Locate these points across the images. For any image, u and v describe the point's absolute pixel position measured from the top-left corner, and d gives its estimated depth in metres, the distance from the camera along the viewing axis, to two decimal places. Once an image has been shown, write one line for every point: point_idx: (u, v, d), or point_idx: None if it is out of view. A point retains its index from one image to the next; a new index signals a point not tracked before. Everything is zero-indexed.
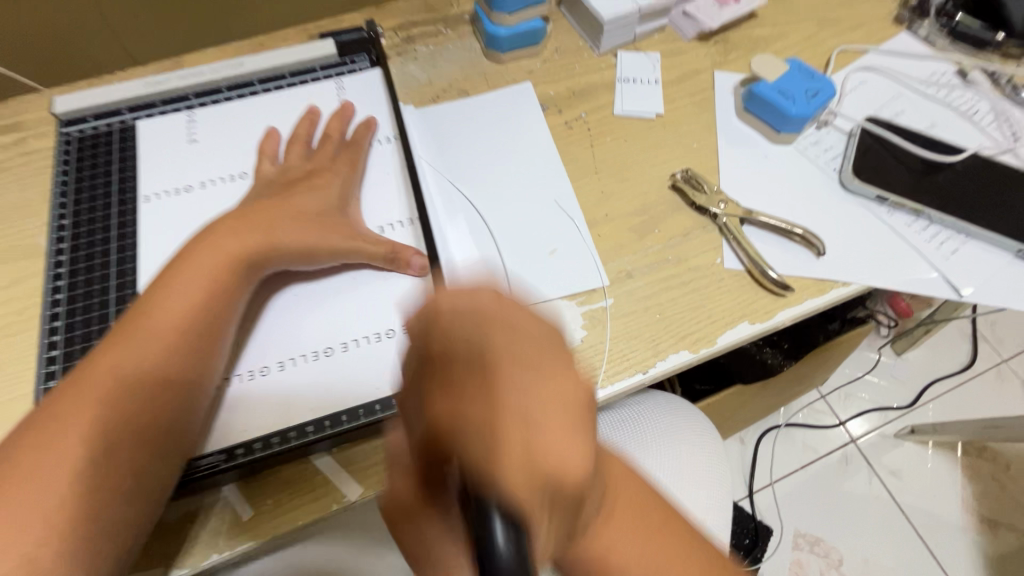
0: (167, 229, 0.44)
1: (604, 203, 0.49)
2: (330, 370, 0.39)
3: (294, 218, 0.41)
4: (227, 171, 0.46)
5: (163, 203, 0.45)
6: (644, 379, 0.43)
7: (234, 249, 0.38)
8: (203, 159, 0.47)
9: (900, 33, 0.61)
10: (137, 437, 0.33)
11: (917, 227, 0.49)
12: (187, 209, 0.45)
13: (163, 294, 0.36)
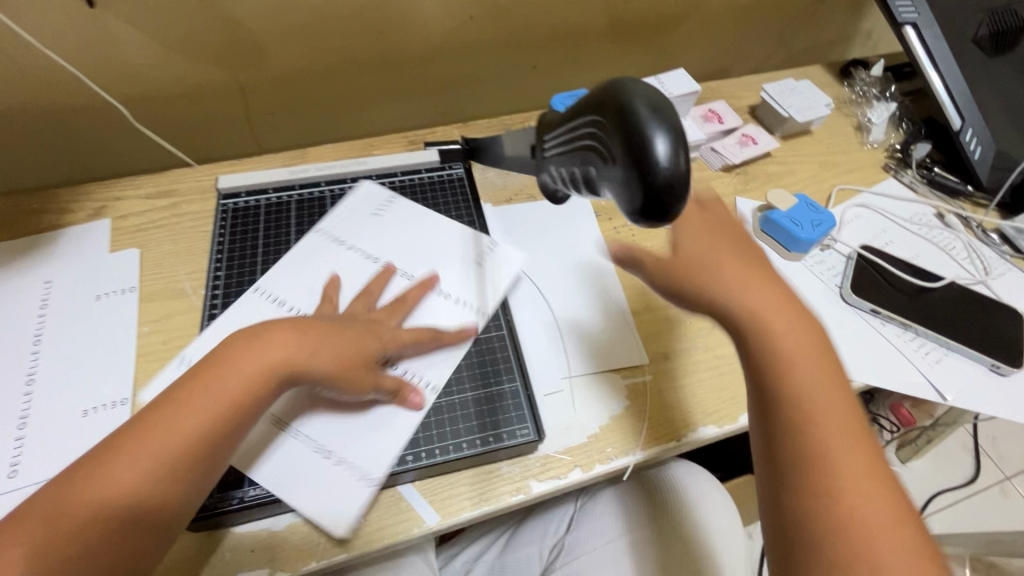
0: (307, 284, 0.54)
1: (645, 295, 0.60)
2: (342, 483, 0.44)
3: (335, 343, 0.44)
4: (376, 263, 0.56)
5: (325, 257, 0.56)
6: (678, 446, 0.51)
7: (271, 359, 0.41)
8: (368, 238, 0.58)
9: (888, 179, 0.75)
10: (128, 523, 0.36)
11: (906, 338, 0.59)
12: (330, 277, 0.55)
13: (201, 384, 0.40)
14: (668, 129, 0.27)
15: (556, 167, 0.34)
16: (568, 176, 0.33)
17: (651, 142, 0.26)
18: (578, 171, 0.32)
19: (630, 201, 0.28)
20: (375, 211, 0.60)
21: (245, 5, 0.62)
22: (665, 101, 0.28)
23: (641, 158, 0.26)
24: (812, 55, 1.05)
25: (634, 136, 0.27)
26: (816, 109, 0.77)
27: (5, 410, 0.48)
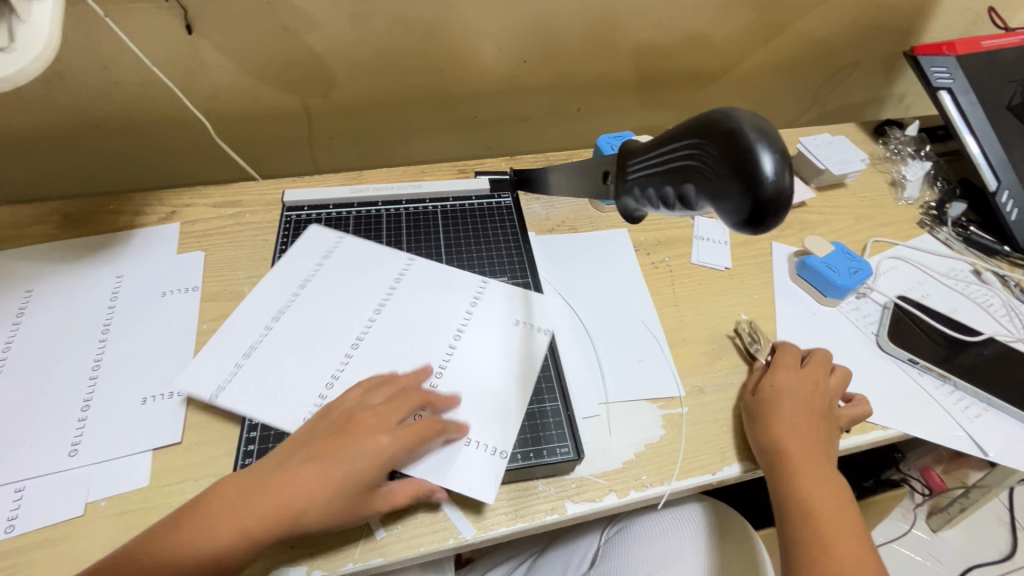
0: (385, 317, 0.54)
1: (681, 330, 0.61)
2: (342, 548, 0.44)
3: (320, 495, 0.41)
4: (438, 347, 0.52)
5: (440, 312, 0.55)
6: (713, 479, 0.51)
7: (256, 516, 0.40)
8: (471, 328, 0.54)
9: (923, 234, 0.76)
10: None
11: (943, 390, 0.59)
12: (395, 329, 0.53)
13: (200, 524, 0.40)
14: (776, 150, 0.29)
15: (645, 185, 0.37)
16: (659, 195, 0.35)
17: (759, 161, 0.29)
18: (672, 189, 0.34)
19: (735, 214, 0.30)
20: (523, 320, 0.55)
21: (323, 39, 0.68)
22: (768, 126, 0.31)
23: (751, 174, 0.29)
24: (844, 115, 1.09)
25: (743, 155, 0.29)
26: (852, 163, 0.79)
27: (71, 392, 0.50)
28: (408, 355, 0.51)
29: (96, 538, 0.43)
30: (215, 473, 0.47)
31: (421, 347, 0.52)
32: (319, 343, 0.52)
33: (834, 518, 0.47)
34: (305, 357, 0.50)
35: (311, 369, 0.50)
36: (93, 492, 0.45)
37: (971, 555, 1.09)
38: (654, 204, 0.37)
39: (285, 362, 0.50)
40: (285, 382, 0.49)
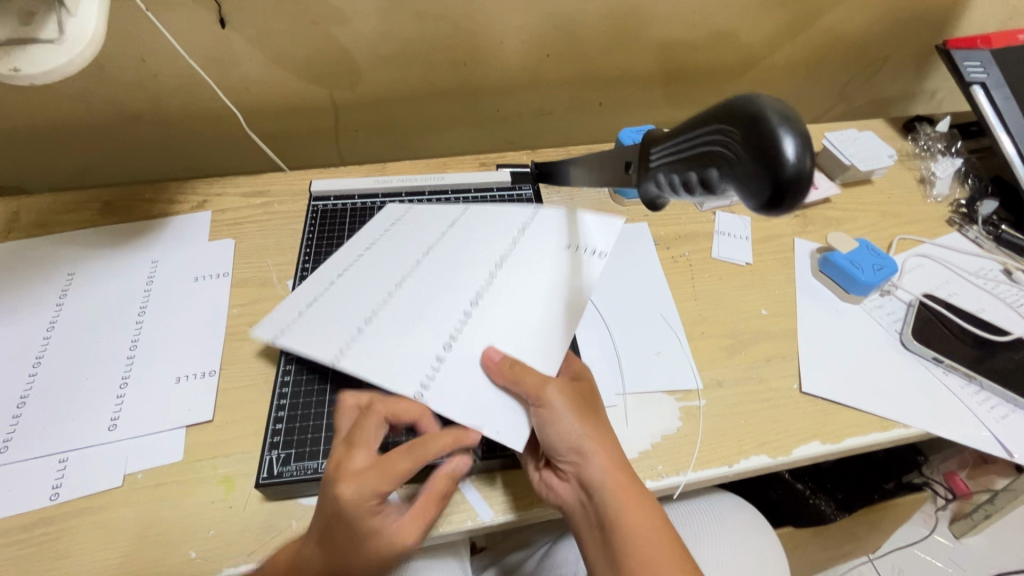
0: (427, 265, 0.54)
1: (700, 324, 0.61)
2: None
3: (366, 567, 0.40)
4: (471, 288, 0.51)
5: (479, 254, 0.54)
6: (729, 471, 0.51)
7: None
8: (511, 268, 0.53)
9: (951, 233, 0.75)
10: None
11: (968, 390, 0.58)
12: (435, 276, 0.53)
13: None
14: (798, 134, 0.29)
15: (668, 173, 0.37)
16: (682, 180, 0.36)
17: (781, 144, 0.29)
18: (695, 174, 0.35)
19: (757, 195, 0.30)
20: (570, 247, 0.54)
21: (350, 33, 0.70)
22: (792, 113, 0.31)
23: (773, 158, 0.29)
24: (873, 111, 1.07)
25: (765, 138, 0.29)
26: (879, 159, 0.78)
27: (111, 370, 0.53)
28: (448, 306, 0.50)
29: (133, 507, 0.46)
30: (244, 450, 0.49)
31: (455, 290, 0.51)
32: (366, 291, 0.51)
33: (650, 511, 0.42)
34: (351, 305, 0.50)
35: (353, 315, 0.49)
36: (130, 465, 0.48)
37: (996, 563, 1.06)
38: (678, 190, 0.37)
39: (338, 306, 0.50)
40: (330, 327, 0.48)
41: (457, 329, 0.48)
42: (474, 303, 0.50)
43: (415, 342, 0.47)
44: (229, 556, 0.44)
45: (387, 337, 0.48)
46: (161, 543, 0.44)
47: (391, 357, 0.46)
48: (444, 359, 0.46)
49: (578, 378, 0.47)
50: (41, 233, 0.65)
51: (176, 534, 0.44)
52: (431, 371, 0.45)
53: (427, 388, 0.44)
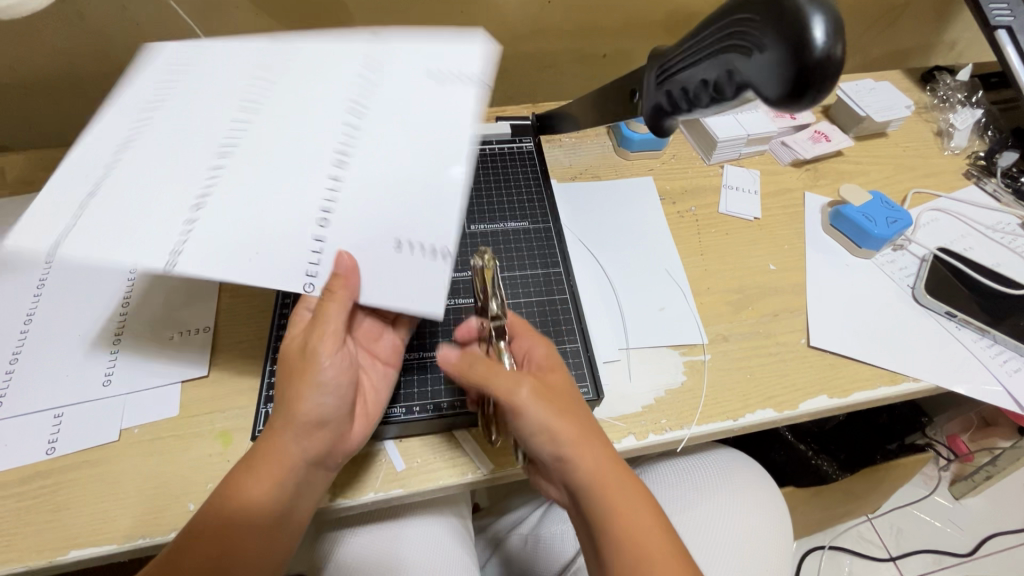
0: (270, 116, 0.41)
1: (706, 279, 0.59)
2: (365, 479, 0.45)
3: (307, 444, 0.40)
4: (330, 141, 0.40)
5: (329, 92, 0.41)
6: (734, 425, 0.50)
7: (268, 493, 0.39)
8: (373, 106, 0.41)
9: (968, 186, 0.72)
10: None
11: (981, 344, 0.57)
12: (280, 133, 0.40)
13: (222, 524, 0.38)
14: (828, 16, 0.28)
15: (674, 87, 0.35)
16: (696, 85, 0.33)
17: (811, 26, 0.27)
18: (709, 77, 0.33)
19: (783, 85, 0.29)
20: (440, 72, 0.42)
21: None
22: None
23: (801, 41, 0.27)
24: (889, 63, 1.02)
25: (793, 19, 0.28)
26: (895, 110, 0.75)
27: (103, 327, 0.52)
28: (308, 178, 0.39)
29: (131, 461, 0.45)
30: (241, 406, 0.49)
31: (313, 148, 0.40)
32: (191, 165, 0.39)
33: (647, 514, 0.39)
34: (171, 189, 0.38)
35: (178, 200, 0.38)
36: (127, 420, 0.47)
37: (995, 522, 1.07)
38: (686, 100, 0.35)
39: (150, 190, 0.38)
40: (148, 222, 0.37)
41: (328, 201, 0.38)
42: (341, 159, 0.39)
43: (279, 229, 0.37)
44: None
45: (232, 230, 0.37)
46: (160, 496, 0.44)
47: (249, 253, 0.37)
48: (322, 243, 0.37)
49: (555, 367, 0.43)
50: (28, 190, 0.63)
51: (175, 487, 0.44)
52: (313, 257, 0.37)
53: (316, 279, 0.37)
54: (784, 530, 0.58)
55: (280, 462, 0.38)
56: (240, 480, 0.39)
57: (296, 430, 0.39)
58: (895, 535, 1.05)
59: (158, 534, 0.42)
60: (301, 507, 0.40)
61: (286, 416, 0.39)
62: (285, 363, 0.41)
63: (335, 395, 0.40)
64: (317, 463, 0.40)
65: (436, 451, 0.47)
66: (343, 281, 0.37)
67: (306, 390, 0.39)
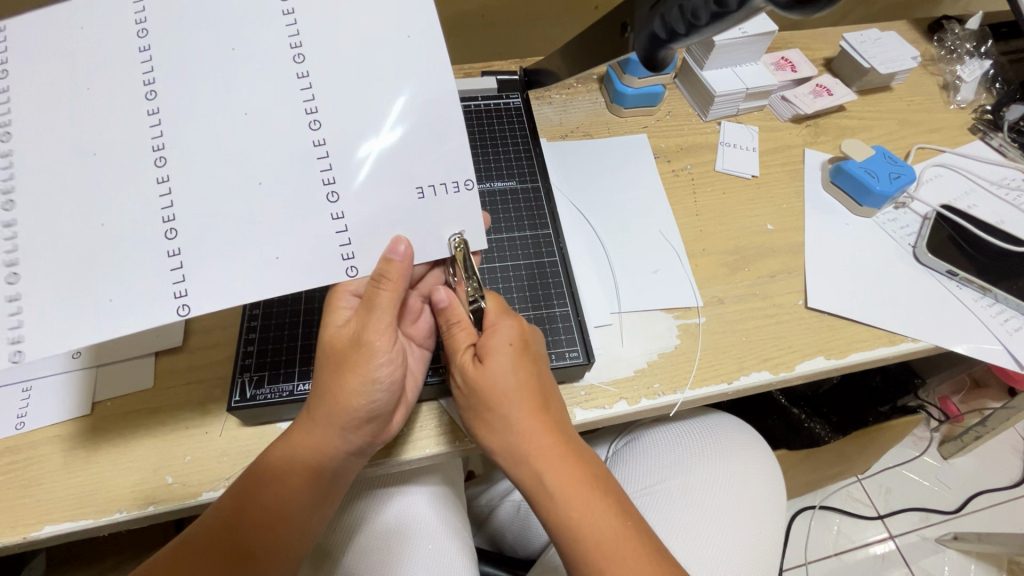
0: (189, 62, 0.34)
1: (702, 240, 0.57)
2: None
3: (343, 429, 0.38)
4: (285, 95, 0.35)
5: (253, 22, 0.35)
6: (729, 388, 0.48)
7: (302, 472, 0.38)
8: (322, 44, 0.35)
9: (973, 141, 0.70)
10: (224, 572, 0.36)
11: (982, 303, 0.55)
12: (209, 85, 0.34)
13: (256, 498, 0.37)
14: None
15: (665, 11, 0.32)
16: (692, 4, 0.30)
17: None
18: None
19: None
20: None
21: None
22: None
23: None
24: (894, 13, 0.98)
25: None
26: (901, 61, 0.71)
27: None
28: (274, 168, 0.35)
29: (104, 436, 0.43)
30: (219, 376, 0.47)
31: (270, 103, 0.34)
32: (115, 143, 0.33)
33: (606, 515, 0.36)
34: (112, 186, 0.33)
35: (140, 208, 0.34)
36: (99, 393, 0.45)
37: (982, 481, 1.09)
38: (681, 23, 0.32)
39: (90, 189, 0.33)
40: (114, 240, 0.33)
41: (326, 169, 0.35)
42: (312, 117, 0.35)
43: (287, 225, 0.35)
44: (211, 480, 0.42)
45: (224, 238, 0.34)
46: (137, 468, 0.42)
47: (254, 263, 0.34)
48: (345, 215, 0.36)
49: (519, 357, 0.38)
50: None
51: (151, 460, 0.42)
52: (346, 245, 0.36)
53: (356, 263, 0.36)
54: (777, 493, 0.57)
55: (328, 448, 0.38)
56: (283, 458, 0.38)
57: (344, 413, 0.38)
58: (884, 494, 1.07)
59: (135, 507, 0.41)
60: (340, 488, 0.40)
61: (335, 402, 0.37)
62: (331, 348, 0.39)
63: (387, 383, 0.39)
64: (360, 450, 0.40)
65: (422, 418, 0.45)
66: (399, 263, 0.36)
67: (360, 379, 0.38)
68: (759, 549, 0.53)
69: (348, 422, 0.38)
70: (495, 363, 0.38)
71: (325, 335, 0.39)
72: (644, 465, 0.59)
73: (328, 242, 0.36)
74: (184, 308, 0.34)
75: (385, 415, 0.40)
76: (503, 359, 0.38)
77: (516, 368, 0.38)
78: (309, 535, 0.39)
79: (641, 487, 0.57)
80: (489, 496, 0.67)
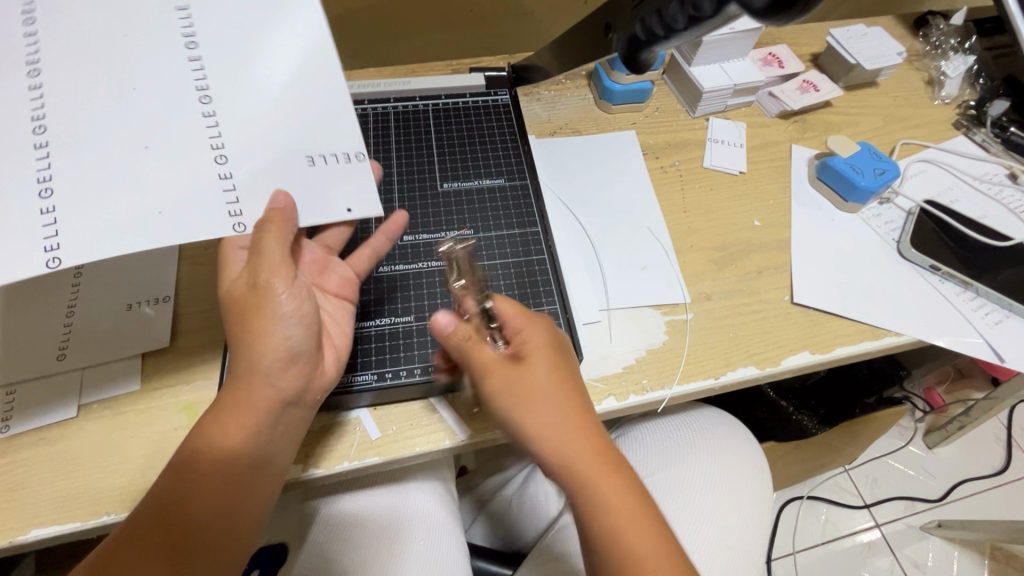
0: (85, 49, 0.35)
1: (689, 236, 0.58)
2: (338, 450, 0.44)
3: (256, 378, 0.37)
4: (174, 79, 0.37)
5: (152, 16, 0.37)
6: (716, 383, 0.49)
7: (226, 432, 0.36)
8: (220, 40, 0.38)
9: (957, 137, 0.70)
10: (169, 552, 0.35)
11: (964, 297, 0.56)
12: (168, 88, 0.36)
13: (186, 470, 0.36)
14: None
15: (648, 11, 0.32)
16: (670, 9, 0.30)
17: None
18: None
19: None
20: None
21: None
22: None
23: None
24: (880, 8, 0.99)
25: None
26: (887, 57, 0.71)
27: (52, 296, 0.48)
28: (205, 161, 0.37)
29: (91, 437, 0.43)
30: (207, 376, 0.47)
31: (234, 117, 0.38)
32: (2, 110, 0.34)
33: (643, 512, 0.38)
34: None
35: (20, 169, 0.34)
36: (85, 394, 0.45)
37: (965, 469, 1.11)
38: (661, 26, 0.32)
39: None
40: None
41: (214, 137, 0.37)
42: (203, 97, 0.37)
43: (176, 187, 0.36)
44: None
45: (107, 198, 0.35)
46: (123, 471, 0.42)
47: (135, 224, 0.35)
48: (234, 176, 0.38)
49: (555, 355, 0.41)
50: None
51: (139, 462, 0.42)
52: (234, 201, 0.38)
53: (243, 219, 0.38)
54: (764, 486, 0.58)
55: (248, 398, 0.37)
56: (211, 423, 0.37)
57: (257, 362, 0.37)
58: (871, 484, 1.09)
59: (124, 509, 0.41)
60: (284, 446, 0.39)
61: (247, 350, 0.37)
62: (236, 305, 0.38)
63: (297, 326, 0.38)
64: (294, 400, 0.39)
65: (411, 417, 0.45)
66: (286, 211, 0.39)
67: (265, 324, 0.37)
68: (746, 540, 0.53)
69: (261, 371, 0.37)
70: (534, 355, 0.40)
71: (229, 294, 0.39)
72: (634, 460, 0.60)
73: (215, 200, 0.37)
74: (54, 262, 0.33)
75: (309, 359, 0.39)
76: (540, 355, 0.40)
77: (554, 365, 0.40)
78: (258, 501, 0.38)
79: None
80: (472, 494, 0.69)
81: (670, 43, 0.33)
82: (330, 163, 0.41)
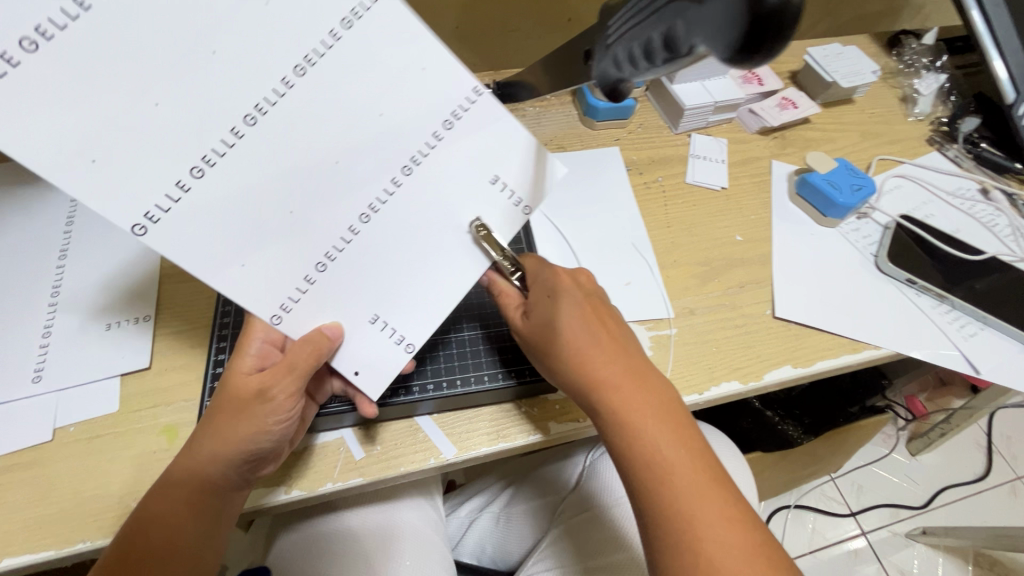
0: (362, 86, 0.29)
1: (672, 252, 0.58)
2: (321, 473, 0.43)
3: (241, 455, 0.37)
4: (378, 174, 0.32)
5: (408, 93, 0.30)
6: (699, 399, 0.49)
7: (212, 483, 0.37)
8: (434, 184, 0.34)
9: (931, 153, 0.72)
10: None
11: (939, 310, 0.57)
12: (319, 135, 0.29)
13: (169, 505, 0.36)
14: None
15: (624, 41, 0.28)
16: (643, 48, 0.27)
17: None
18: (658, 34, 0.26)
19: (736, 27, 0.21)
20: (496, 177, 0.35)
21: None
22: None
23: None
24: (857, 27, 1.02)
25: None
26: (861, 75, 0.73)
27: (29, 319, 0.47)
28: (315, 213, 0.31)
29: (66, 462, 0.42)
30: (187, 398, 0.46)
31: (354, 178, 0.31)
32: (242, 78, 0.27)
33: (702, 480, 0.36)
34: (179, 88, 0.26)
35: (186, 135, 0.27)
36: (61, 417, 0.44)
37: (947, 476, 1.13)
38: (636, 64, 0.28)
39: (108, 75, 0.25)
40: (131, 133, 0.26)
41: (338, 247, 0.33)
42: (366, 214, 0.33)
43: (283, 229, 0.31)
44: None
45: (238, 199, 0.29)
46: (98, 495, 0.41)
47: (220, 255, 0.30)
48: (315, 280, 0.33)
49: (582, 301, 0.41)
50: None
51: (116, 486, 0.41)
52: (296, 294, 0.33)
53: (286, 314, 0.33)
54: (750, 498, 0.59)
55: (216, 491, 0.37)
56: (189, 471, 0.36)
57: (238, 446, 0.37)
58: (856, 492, 1.10)
59: (100, 536, 0.39)
60: (230, 519, 0.39)
61: (235, 435, 0.36)
62: (230, 396, 0.37)
63: (277, 438, 0.38)
64: (248, 477, 0.39)
65: (395, 437, 0.45)
66: (331, 346, 0.35)
67: (256, 425, 0.37)
68: None
69: (242, 452, 0.37)
70: (559, 295, 0.41)
71: (226, 379, 0.38)
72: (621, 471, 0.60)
73: (287, 281, 0.33)
74: (141, 230, 0.27)
75: (276, 448, 0.39)
76: (563, 294, 0.41)
77: (575, 307, 0.40)
78: (216, 547, 0.38)
79: (618, 495, 0.55)
80: (453, 513, 0.69)
81: (653, 75, 0.28)
82: (383, 331, 0.36)
